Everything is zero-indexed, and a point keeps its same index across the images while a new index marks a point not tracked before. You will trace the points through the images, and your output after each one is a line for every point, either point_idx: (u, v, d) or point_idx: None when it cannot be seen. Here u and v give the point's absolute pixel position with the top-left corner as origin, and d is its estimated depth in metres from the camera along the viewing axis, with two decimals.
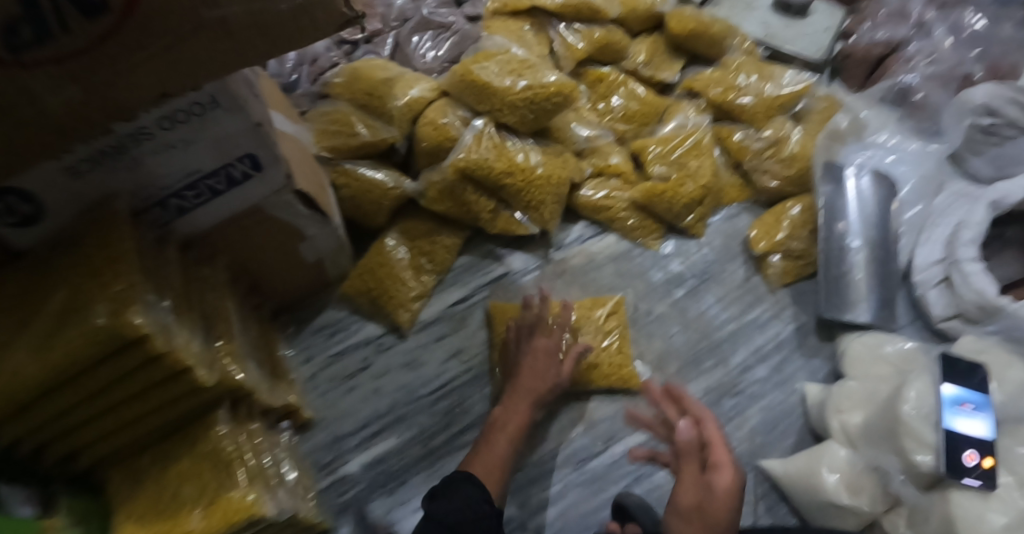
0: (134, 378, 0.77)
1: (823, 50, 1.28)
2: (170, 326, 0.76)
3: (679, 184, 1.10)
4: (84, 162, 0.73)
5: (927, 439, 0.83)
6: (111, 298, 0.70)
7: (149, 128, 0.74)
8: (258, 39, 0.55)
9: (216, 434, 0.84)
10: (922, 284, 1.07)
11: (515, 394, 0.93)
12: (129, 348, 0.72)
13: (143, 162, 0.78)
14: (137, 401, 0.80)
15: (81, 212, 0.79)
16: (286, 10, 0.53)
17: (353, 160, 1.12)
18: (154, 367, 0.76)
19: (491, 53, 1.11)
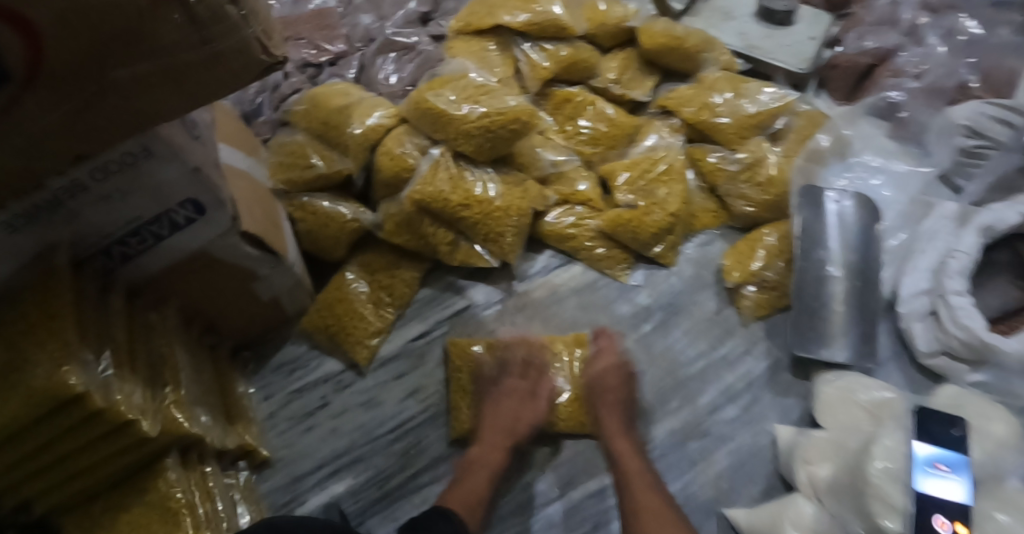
0: (78, 433, 0.77)
1: (806, 62, 1.18)
2: (111, 382, 0.76)
3: (646, 212, 1.04)
4: (19, 218, 0.72)
5: (897, 502, 0.75)
6: (49, 358, 0.71)
7: (82, 180, 0.73)
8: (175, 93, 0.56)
9: (166, 482, 0.84)
10: (907, 317, 0.98)
11: (491, 438, 0.92)
12: (67, 410, 0.73)
13: (82, 215, 0.78)
14: (84, 453, 0.80)
15: (20, 267, 0.78)
16: (202, 64, 0.54)
17: (310, 193, 1.11)
18: (97, 423, 0.76)
19: (447, 79, 1.06)
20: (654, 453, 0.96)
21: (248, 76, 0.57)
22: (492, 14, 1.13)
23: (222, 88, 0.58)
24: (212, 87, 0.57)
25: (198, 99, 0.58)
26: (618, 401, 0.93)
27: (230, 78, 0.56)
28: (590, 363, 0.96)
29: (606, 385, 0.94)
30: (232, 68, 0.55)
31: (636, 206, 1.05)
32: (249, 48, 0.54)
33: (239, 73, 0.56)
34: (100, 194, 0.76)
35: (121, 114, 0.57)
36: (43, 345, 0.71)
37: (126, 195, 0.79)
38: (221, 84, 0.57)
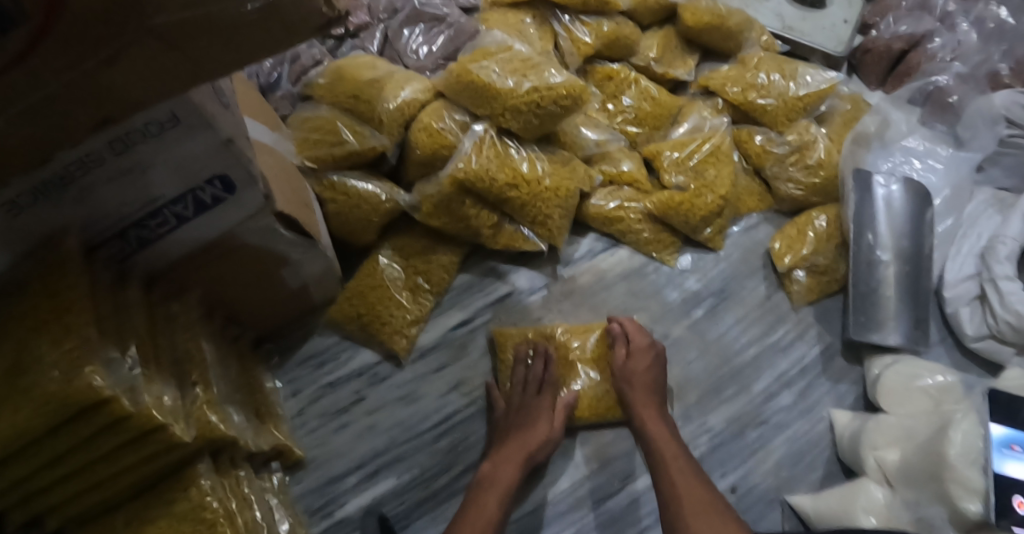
0: (99, 441, 0.68)
1: (843, 45, 1.19)
2: (137, 386, 0.68)
3: (696, 195, 1.01)
4: (24, 195, 0.64)
5: (974, 484, 0.74)
6: (65, 357, 0.62)
7: (100, 152, 0.64)
8: (213, 45, 0.49)
9: (199, 490, 0.74)
10: (953, 302, 0.99)
11: (505, 453, 0.87)
12: (87, 414, 0.65)
13: (95, 191, 0.68)
14: (105, 462, 0.71)
15: (27, 253, 0.70)
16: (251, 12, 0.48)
17: (340, 171, 1.02)
18: (121, 429, 0.67)
19: (491, 51, 1.00)
20: (713, 443, 0.93)
21: (304, 34, 0.51)
22: None
23: (270, 47, 0.51)
24: (259, 43, 0.50)
25: (237, 58, 0.51)
26: (653, 402, 0.90)
27: (281, 35, 0.51)
28: (623, 357, 0.94)
29: (638, 373, 0.92)
30: (287, 19, 0.49)
31: (687, 189, 1.01)
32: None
33: (294, 26, 0.50)
34: (118, 168, 0.67)
35: (148, 75, 0.49)
36: (58, 343, 0.63)
37: (147, 169, 0.70)
38: (268, 41, 0.51)
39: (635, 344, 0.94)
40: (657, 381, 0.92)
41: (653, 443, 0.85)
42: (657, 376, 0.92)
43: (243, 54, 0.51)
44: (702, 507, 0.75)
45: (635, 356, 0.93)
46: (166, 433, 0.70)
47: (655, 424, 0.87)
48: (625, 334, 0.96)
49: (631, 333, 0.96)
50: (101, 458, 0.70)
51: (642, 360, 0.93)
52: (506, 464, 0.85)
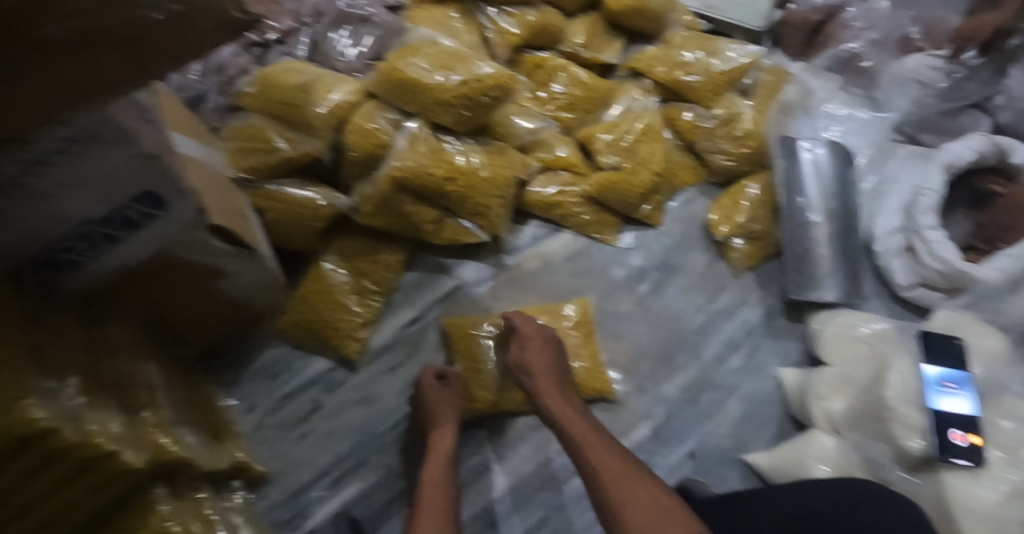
0: (42, 479, 0.64)
1: (762, 20, 1.21)
2: (81, 415, 0.66)
3: (632, 173, 1.04)
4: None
5: (915, 422, 0.81)
6: None
7: (15, 175, 0.64)
8: (130, 55, 0.51)
9: (157, 515, 0.73)
10: (884, 254, 1.04)
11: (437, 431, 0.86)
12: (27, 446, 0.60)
13: (16, 218, 0.68)
14: (53, 499, 0.66)
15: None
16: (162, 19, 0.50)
17: (276, 180, 1.01)
18: (68, 462, 0.64)
19: (417, 47, 1.01)
20: (669, 412, 0.96)
21: (211, 32, 0.54)
22: None
23: (179, 44, 0.53)
24: (166, 43, 0.52)
25: (150, 58, 0.53)
26: (555, 380, 0.86)
27: (190, 36, 0.53)
28: (517, 346, 0.90)
29: (535, 354, 0.88)
30: (192, 19, 0.52)
31: (621, 168, 1.04)
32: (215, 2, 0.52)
33: (203, 26, 0.53)
34: (35, 190, 0.67)
35: (63, 83, 0.49)
36: None
37: (70, 190, 0.70)
38: (177, 41, 0.53)
39: (523, 333, 0.90)
40: (555, 358, 0.89)
41: (558, 418, 0.81)
42: (553, 356, 0.89)
43: (157, 59, 0.53)
44: (618, 465, 0.71)
45: (532, 334, 0.90)
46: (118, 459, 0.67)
47: (558, 401, 0.83)
48: (523, 321, 0.92)
49: (519, 319, 0.92)
50: (46, 495, 0.66)
51: (534, 340, 0.89)
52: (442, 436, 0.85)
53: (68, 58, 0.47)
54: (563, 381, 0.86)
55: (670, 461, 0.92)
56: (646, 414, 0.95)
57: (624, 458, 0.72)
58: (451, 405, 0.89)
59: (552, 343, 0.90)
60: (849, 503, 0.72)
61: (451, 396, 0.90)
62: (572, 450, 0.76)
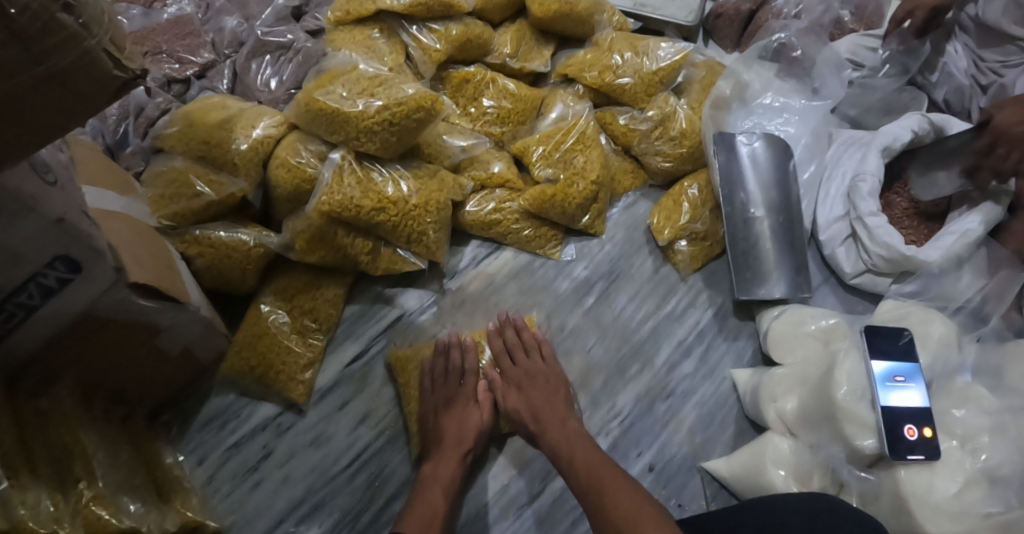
0: None
1: (693, 14, 1.19)
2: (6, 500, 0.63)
3: (568, 184, 1.01)
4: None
5: (866, 420, 0.79)
6: None
7: None
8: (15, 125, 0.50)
9: None
10: (830, 242, 1.03)
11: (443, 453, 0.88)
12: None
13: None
14: None
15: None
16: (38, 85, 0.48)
17: (203, 225, 0.98)
18: None
19: (336, 73, 0.97)
20: (624, 424, 0.94)
21: (100, 95, 0.50)
22: None
23: (69, 114, 0.51)
24: (52, 113, 0.50)
25: (38, 130, 0.51)
26: (549, 397, 0.91)
27: (73, 100, 0.50)
28: (517, 359, 0.96)
29: (534, 388, 0.92)
30: (75, 88, 0.49)
31: (557, 180, 1.02)
32: (97, 66, 0.48)
33: (88, 91, 0.49)
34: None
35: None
36: None
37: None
38: (60, 107, 0.50)
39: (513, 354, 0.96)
40: (552, 387, 0.92)
41: (554, 442, 0.86)
42: (550, 389, 0.92)
43: (49, 126, 0.52)
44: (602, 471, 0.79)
45: (527, 364, 0.95)
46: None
47: (553, 421, 0.88)
48: (523, 352, 0.96)
49: (512, 342, 0.97)
50: None
51: (527, 366, 0.94)
52: (446, 462, 0.87)
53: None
54: (564, 411, 0.89)
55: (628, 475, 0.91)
56: (601, 429, 0.93)
57: (610, 469, 0.79)
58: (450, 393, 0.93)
59: (550, 370, 0.94)
60: (815, 514, 0.71)
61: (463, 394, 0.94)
62: (559, 461, 0.84)
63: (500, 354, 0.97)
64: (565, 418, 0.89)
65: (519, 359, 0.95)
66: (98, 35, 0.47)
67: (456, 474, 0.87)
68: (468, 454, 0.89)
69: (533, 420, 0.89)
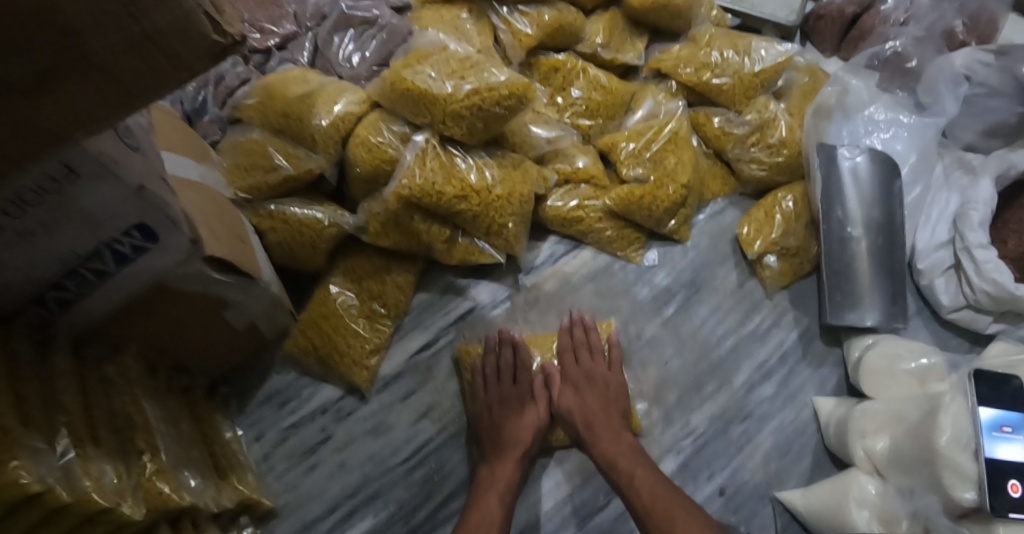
0: None
1: (796, 14, 1.12)
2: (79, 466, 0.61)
3: (658, 186, 0.96)
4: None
5: (968, 471, 0.71)
6: None
7: None
8: (100, 94, 0.46)
9: None
10: (928, 272, 0.96)
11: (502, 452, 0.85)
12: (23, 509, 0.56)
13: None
14: None
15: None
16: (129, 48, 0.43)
17: (278, 199, 0.96)
18: (63, 519, 0.60)
19: (426, 52, 0.94)
20: (696, 444, 0.90)
21: (196, 62, 0.47)
22: None
23: (160, 82, 0.47)
24: (146, 78, 0.47)
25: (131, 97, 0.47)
26: (608, 405, 0.87)
27: (165, 67, 0.46)
28: (582, 360, 0.92)
29: (591, 394, 0.88)
30: (172, 52, 0.45)
31: (646, 181, 0.97)
32: (197, 29, 0.44)
33: (184, 57, 0.46)
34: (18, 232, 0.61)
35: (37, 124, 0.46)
36: None
37: (54, 229, 0.64)
38: (151, 73, 0.46)
39: (578, 355, 0.92)
40: (611, 395, 0.89)
41: (612, 457, 0.81)
42: (607, 398, 0.88)
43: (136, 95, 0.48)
44: (661, 493, 0.76)
45: (590, 366, 0.91)
46: (116, 513, 0.63)
47: (607, 432, 0.84)
48: (589, 353, 0.92)
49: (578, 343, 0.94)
50: None
51: (588, 372, 0.90)
52: (504, 464, 0.84)
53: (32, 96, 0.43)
54: (619, 422, 0.85)
55: (698, 497, 0.87)
56: (672, 447, 0.89)
57: (673, 495, 0.75)
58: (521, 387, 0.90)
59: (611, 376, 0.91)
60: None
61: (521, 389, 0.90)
62: (612, 477, 0.80)
63: (564, 349, 0.94)
64: (623, 429, 0.85)
65: (581, 359, 0.92)
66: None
67: (516, 476, 0.84)
68: (526, 453, 0.86)
69: (585, 426, 0.85)
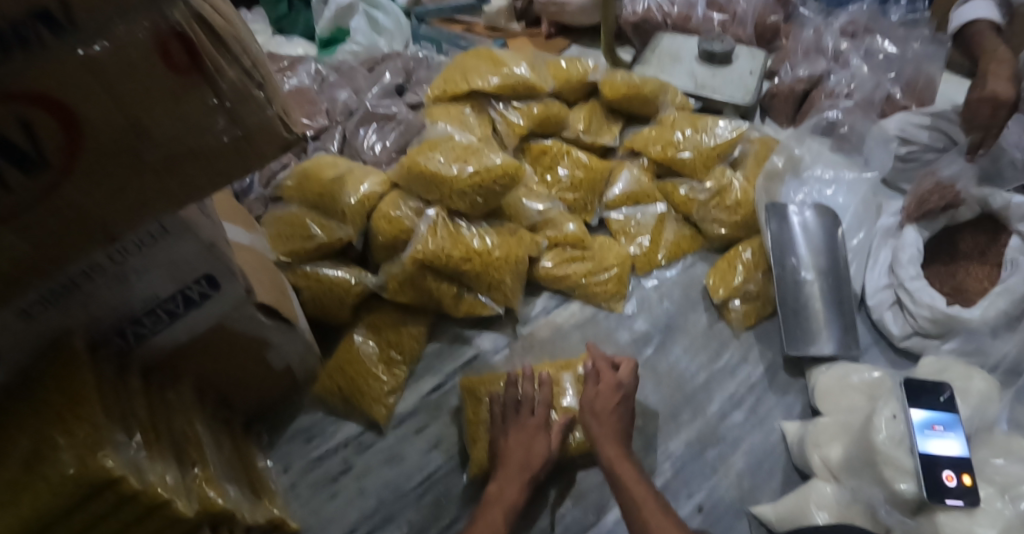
0: (106, 524, 0.72)
1: (750, 94, 1.33)
2: (142, 465, 0.75)
3: (560, 268, 1.16)
4: (36, 304, 0.74)
5: (904, 465, 0.83)
6: (80, 443, 0.70)
7: (99, 263, 0.76)
8: (196, 172, 0.62)
9: None
10: (877, 307, 1.09)
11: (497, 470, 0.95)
12: (75, 512, 0.70)
13: (97, 296, 0.80)
14: None
15: (36, 354, 0.79)
16: (226, 140, 0.60)
17: (312, 262, 1.14)
18: (129, 508, 0.72)
19: (436, 143, 1.14)
20: (676, 466, 1.01)
21: (269, 152, 0.63)
22: (466, 79, 1.23)
23: (235, 168, 0.63)
24: (230, 166, 0.63)
25: (206, 183, 0.64)
26: (616, 429, 0.95)
27: (251, 154, 0.62)
28: (591, 387, 1.00)
29: (605, 408, 0.97)
30: (256, 146, 0.62)
31: (550, 265, 1.16)
32: (271, 127, 0.61)
33: (262, 149, 0.62)
34: (118, 273, 0.79)
35: (141, 196, 0.61)
36: (73, 431, 0.70)
37: (144, 272, 0.82)
38: (239, 162, 0.63)
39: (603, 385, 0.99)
40: (623, 414, 0.97)
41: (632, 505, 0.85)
42: (625, 415, 0.97)
43: (218, 176, 0.63)
44: None
45: (597, 397, 0.98)
46: (171, 507, 0.75)
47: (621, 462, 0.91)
48: (593, 395, 0.99)
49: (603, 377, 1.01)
50: None
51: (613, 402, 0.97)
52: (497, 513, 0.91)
53: (145, 177, 0.60)
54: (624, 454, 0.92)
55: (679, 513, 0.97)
56: (654, 468, 1.00)
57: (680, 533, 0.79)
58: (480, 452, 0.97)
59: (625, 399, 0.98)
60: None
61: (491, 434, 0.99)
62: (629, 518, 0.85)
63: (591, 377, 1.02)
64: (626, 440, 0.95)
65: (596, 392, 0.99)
66: (274, 105, 0.61)
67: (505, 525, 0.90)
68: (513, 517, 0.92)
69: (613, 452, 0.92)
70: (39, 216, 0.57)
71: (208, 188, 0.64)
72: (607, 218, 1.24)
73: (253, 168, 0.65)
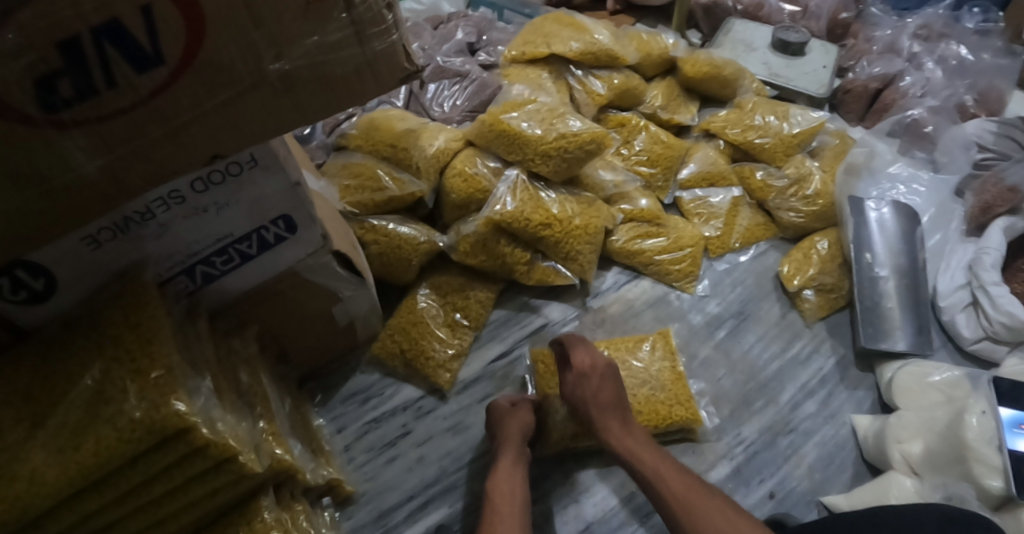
0: (172, 474, 0.63)
1: (825, 87, 1.32)
2: (214, 414, 0.65)
3: (635, 243, 1.14)
4: (106, 229, 0.65)
5: (993, 462, 0.82)
6: (152, 386, 0.60)
7: (180, 190, 0.67)
8: (318, 95, 0.52)
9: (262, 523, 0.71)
10: (949, 309, 1.08)
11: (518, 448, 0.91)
12: (142, 459, 0.61)
13: (172, 228, 0.70)
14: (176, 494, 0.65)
15: (97, 288, 0.69)
16: (353, 61, 0.50)
17: (380, 216, 1.08)
18: (197, 459, 0.62)
19: (519, 103, 1.09)
20: (748, 452, 0.99)
21: (387, 85, 0.53)
22: (547, 43, 1.18)
23: (353, 97, 0.53)
24: (349, 95, 0.53)
25: (323, 111, 0.54)
26: (614, 406, 0.90)
27: (372, 85, 0.53)
28: (570, 372, 0.94)
29: (593, 390, 0.90)
30: (378, 75, 0.52)
31: (622, 240, 1.14)
32: (394, 57, 0.51)
33: (384, 81, 0.53)
34: (195, 207, 0.70)
35: (253, 117, 0.51)
36: (141, 372, 0.60)
37: (221, 207, 0.72)
38: (358, 93, 0.53)
39: (580, 364, 0.93)
40: (617, 387, 0.91)
41: (652, 478, 0.81)
42: (616, 386, 0.91)
43: (337, 106, 0.54)
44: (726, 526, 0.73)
45: (581, 379, 0.92)
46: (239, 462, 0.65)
47: (623, 435, 0.87)
48: (576, 383, 0.92)
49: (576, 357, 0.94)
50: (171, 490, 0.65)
51: (598, 373, 0.91)
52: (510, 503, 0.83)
53: (263, 94, 0.50)
54: (626, 416, 0.90)
55: (750, 499, 0.95)
56: (728, 453, 0.98)
57: (703, 494, 0.77)
58: (523, 422, 0.94)
59: (611, 377, 0.92)
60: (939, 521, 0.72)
61: (523, 409, 0.96)
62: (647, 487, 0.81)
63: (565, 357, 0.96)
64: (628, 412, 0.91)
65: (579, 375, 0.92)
66: (400, 34, 0.51)
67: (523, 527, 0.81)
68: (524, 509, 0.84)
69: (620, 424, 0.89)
70: (141, 123, 0.47)
71: (326, 114, 0.54)
72: (680, 198, 1.22)
73: (366, 100, 0.55)
